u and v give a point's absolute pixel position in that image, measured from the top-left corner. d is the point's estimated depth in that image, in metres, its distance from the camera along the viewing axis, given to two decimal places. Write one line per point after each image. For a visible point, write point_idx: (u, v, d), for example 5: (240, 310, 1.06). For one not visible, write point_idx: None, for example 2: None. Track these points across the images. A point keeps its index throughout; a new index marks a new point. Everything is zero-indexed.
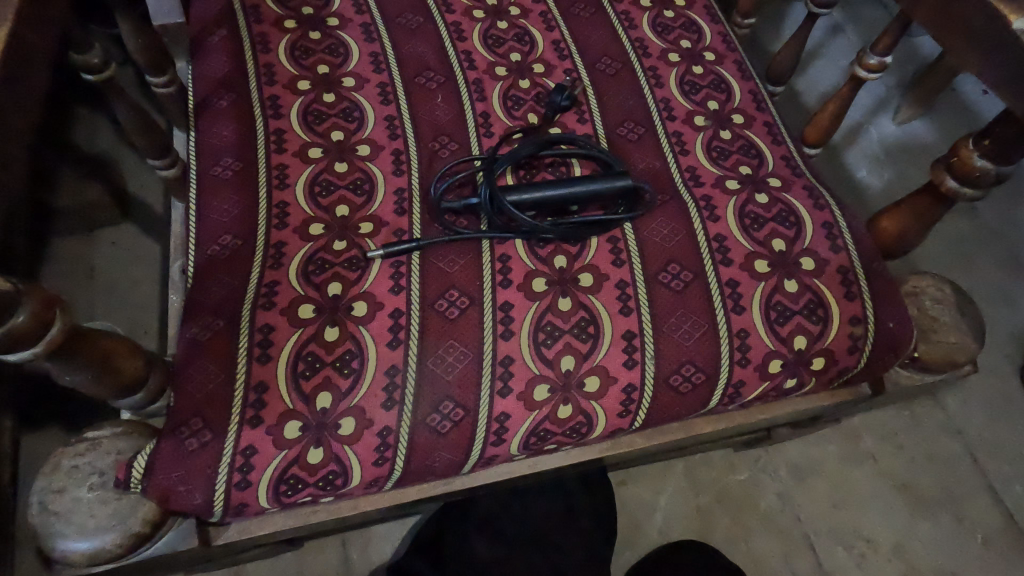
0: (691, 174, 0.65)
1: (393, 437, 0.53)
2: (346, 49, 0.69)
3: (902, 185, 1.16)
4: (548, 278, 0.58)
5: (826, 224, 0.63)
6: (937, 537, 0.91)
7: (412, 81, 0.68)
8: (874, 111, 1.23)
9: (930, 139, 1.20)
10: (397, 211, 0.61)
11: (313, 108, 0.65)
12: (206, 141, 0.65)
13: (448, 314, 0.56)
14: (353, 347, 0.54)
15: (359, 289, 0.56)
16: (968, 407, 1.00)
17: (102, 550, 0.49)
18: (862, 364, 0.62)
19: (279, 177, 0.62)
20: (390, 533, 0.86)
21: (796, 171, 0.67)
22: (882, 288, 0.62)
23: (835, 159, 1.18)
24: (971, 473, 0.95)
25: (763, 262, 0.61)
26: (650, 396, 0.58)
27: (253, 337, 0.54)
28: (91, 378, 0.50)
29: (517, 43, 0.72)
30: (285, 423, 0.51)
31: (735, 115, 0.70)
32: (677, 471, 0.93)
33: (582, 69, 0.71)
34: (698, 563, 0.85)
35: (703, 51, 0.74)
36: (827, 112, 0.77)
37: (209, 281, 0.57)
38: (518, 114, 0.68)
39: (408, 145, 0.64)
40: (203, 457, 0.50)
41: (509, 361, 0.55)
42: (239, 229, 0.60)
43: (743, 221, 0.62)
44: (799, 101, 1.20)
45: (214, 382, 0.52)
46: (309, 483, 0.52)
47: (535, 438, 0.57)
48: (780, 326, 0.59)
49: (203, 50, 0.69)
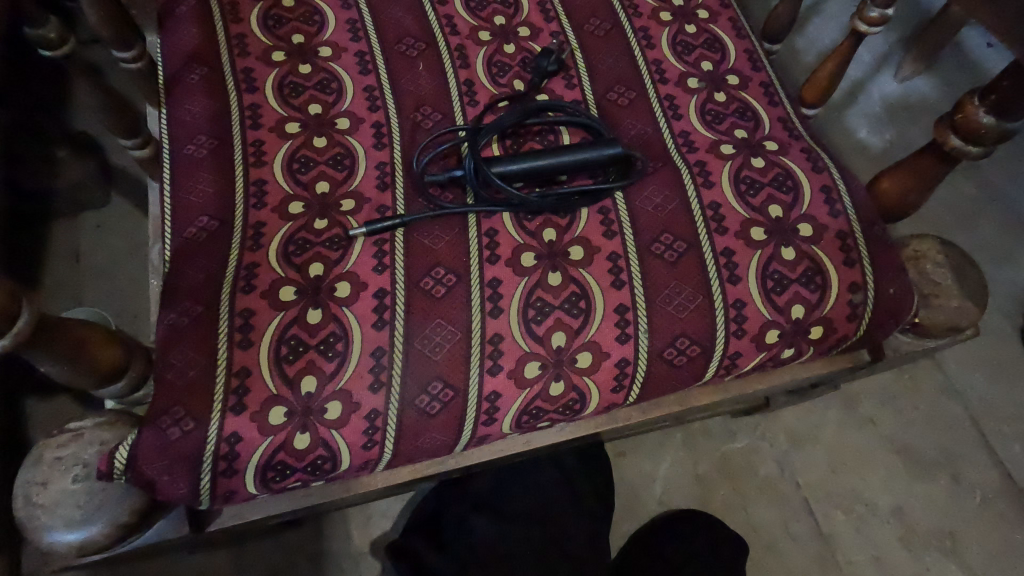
0: (685, 139, 0.63)
1: (381, 420, 0.52)
2: (321, 17, 0.66)
3: (903, 144, 1.13)
4: (537, 252, 0.57)
5: (824, 188, 0.61)
6: (936, 499, 0.91)
7: (392, 49, 0.65)
8: (875, 68, 1.19)
9: (934, 98, 1.17)
10: (379, 185, 0.59)
11: (289, 81, 0.63)
12: (178, 118, 0.62)
13: (435, 293, 0.54)
14: (337, 329, 0.53)
15: (341, 269, 0.55)
16: (968, 369, 0.99)
17: (91, 540, 0.49)
18: (861, 331, 0.60)
19: (256, 154, 0.59)
20: (389, 509, 0.86)
21: (793, 134, 0.64)
22: (882, 252, 0.60)
23: (834, 121, 1.15)
24: (969, 435, 0.95)
25: (760, 229, 0.59)
26: (644, 370, 0.56)
27: (234, 322, 0.52)
28: (67, 369, 0.49)
29: (501, 5, 0.68)
30: (270, 409, 0.50)
31: (730, 76, 0.67)
32: (676, 441, 0.93)
33: (570, 32, 0.68)
34: (698, 533, 0.85)
35: (697, 9, 0.70)
36: (826, 70, 0.74)
37: (187, 265, 0.56)
38: (503, 81, 0.65)
39: (389, 116, 0.62)
40: (186, 446, 0.49)
41: (498, 339, 0.54)
42: (215, 209, 0.57)
43: (738, 188, 0.60)
44: (797, 61, 1.16)
45: (194, 369, 0.51)
46: (297, 469, 0.51)
47: (527, 416, 0.55)
48: (777, 295, 0.57)
49: (172, 21, 0.66)
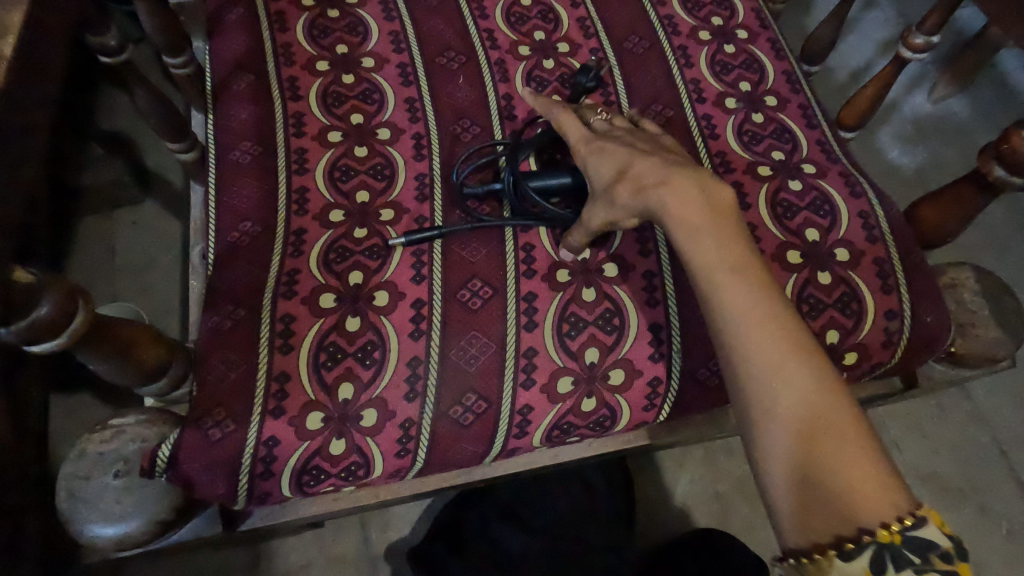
0: (722, 159, 0.63)
1: (415, 429, 0.53)
2: (365, 28, 0.67)
3: (936, 166, 1.12)
4: (572, 268, 0.57)
5: (862, 213, 0.61)
6: (961, 529, 0.90)
7: (433, 61, 0.66)
8: (909, 88, 1.18)
9: (970, 126, 1.15)
10: (418, 197, 0.60)
11: (332, 90, 0.64)
12: (224, 123, 0.63)
13: (471, 304, 0.55)
14: (374, 338, 0.53)
15: (380, 278, 0.55)
16: (996, 397, 0.98)
17: (129, 535, 0.50)
18: (897, 358, 0.60)
19: (299, 162, 0.61)
20: (408, 514, 0.86)
21: (831, 157, 0.64)
22: (919, 280, 0.60)
23: (866, 140, 1.14)
24: (996, 464, 0.94)
25: (795, 252, 0.59)
26: (676, 390, 0.56)
27: (274, 327, 0.53)
28: (115, 367, 0.50)
29: (542, 20, 0.69)
30: (308, 413, 0.51)
31: (768, 97, 0.67)
32: (696, 456, 0.93)
33: (609, 49, 0.68)
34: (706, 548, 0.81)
35: (736, 29, 0.71)
36: (866, 93, 0.73)
37: (230, 268, 0.57)
38: (542, 96, 0.65)
39: (429, 128, 0.63)
40: (225, 447, 0.50)
41: (532, 353, 0.54)
42: (258, 214, 0.59)
43: (775, 210, 0.60)
44: (830, 79, 1.16)
45: (235, 372, 0.52)
46: (331, 474, 0.52)
47: (558, 431, 0.56)
48: (812, 319, 0.57)
49: (220, 29, 0.68)
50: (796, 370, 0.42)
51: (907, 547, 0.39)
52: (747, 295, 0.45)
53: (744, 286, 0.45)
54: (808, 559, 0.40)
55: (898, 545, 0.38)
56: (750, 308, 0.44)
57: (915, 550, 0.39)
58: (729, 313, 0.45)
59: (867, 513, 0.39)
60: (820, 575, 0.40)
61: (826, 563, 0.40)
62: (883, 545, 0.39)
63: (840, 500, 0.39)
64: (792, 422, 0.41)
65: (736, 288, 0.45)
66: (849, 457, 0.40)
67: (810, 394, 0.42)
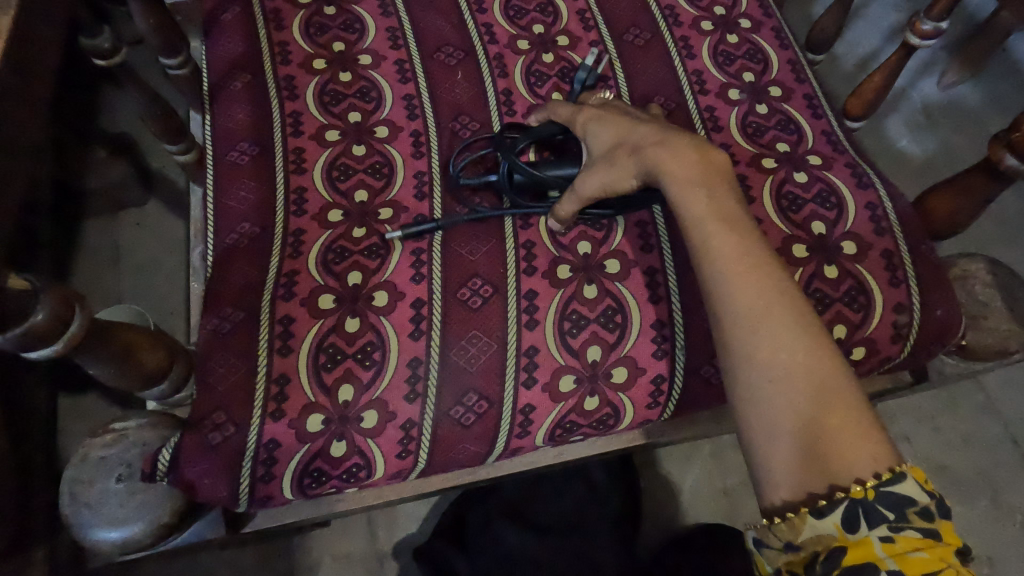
0: (726, 152, 0.62)
1: (416, 430, 0.52)
2: (362, 25, 0.66)
3: (946, 154, 1.10)
4: (573, 265, 0.56)
5: (870, 205, 0.60)
6: (975, 523, 0.89)
7: (431, 57, 0.65)
8: (918, 74, 1.16)
9: (981, 112, 1.13)
10: (417, 195, 0.59)
11: (330, 88, 0.63)
12: (221, 124, 0.63)
13: (471, 303, 0.54)
14: (374, 339, 0.53)
15: (380, 278, 0.55)
16: (1009, 388, 0.96)
17: (132, 539, 0.50)
18: (906, 353, 0.58)
19: (297, 162, 0.60)
20: (415, 512, 0.86)
21: (837, 148, 0.63)
22: (929, 272, 0.59)
23: (874, 129, 1.12)
24: (1010, 456, 0.92)
25: (801, 246, 0.58)
26: (680, 387, 0.56)
27: (274, 329, 0.53)
28: (115, 372, 0.50)
29: (541, 13, 0.68)
30: (308, 416, 0.51)
31: (772, 88, 0.66)
32: (704, 452, 0.92)
33: (610, 41, 0.67)
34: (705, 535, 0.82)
35: (739, 18, 0.69)
36: (873, 81, 0.72)
37: (229, 269, 0.56)
38: (542, 90, 0.65)
39: (427, 125, 0.62)
40: (226, 450, 0.50)
41: (533, 352, 0.54)
42: (257, 215, 0.58)
43: (780, 203, 0.59)
44: (838, 67, 1.14)
45: (235, 375, 0.52)
46: (333, 476, 0.51)
47: (561, 430, 0.55)
48: (818, 314, 0.56)
49: (216, 28, 0.67)
50: (774, 328, 0.42)
51: (880, 503, 0.37)
52: (726, 252, 0.45)
53: (722, 242, 0.45)
54: (783, 518, 0.39)
55: (871, 501, 0.37)
56: (730, 260, 0.44)
57: (890, 508, 0.37)
58: (708, 271, 0.45)
59: (837, 467, 0.38)
60: (794, 534, 0.39)
61: (799, 520, 0.38)
62: (855, 501, 0.37)
63: (811, 455, 0.39)
64: (767, 377, 0.41)
65: (715, 247, 0.45)
66: (823, 412, 0.39)
67: (787, 351, 0.41)
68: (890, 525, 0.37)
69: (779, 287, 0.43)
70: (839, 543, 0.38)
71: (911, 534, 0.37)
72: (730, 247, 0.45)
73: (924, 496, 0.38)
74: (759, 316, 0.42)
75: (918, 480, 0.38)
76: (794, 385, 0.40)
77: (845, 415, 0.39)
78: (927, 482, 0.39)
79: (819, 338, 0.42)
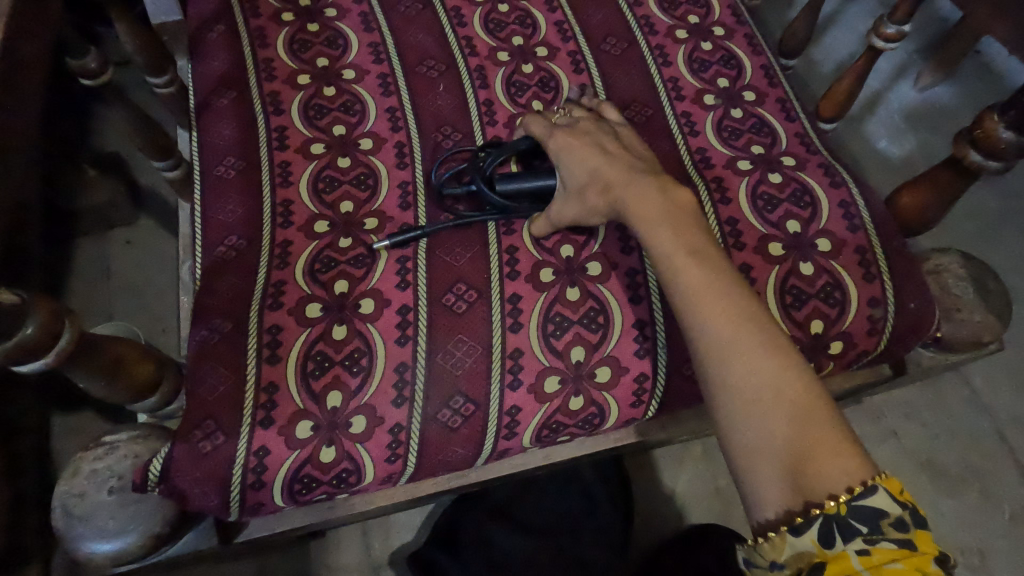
0: (702, 155, 0.64)
1: (404, 434, 0.53)
2: (345, 41, 0.68)
3: (924, 154, 1.13)
4: (555, 268, 0.57)
5: (843, 203, 0.61)
6: (964, 515, 0.90)
7: (413, 70, 0.67)
8: (894, 78, 1.19)
9: (956, 112, 1.16)
10: (401, 205, 0.60)
11: (314, 103, 0.65)
12: (208, 140, 0.64)
13: (456, 308, 0.56)
14: (361, 346, 0.54)
15: (366, 286, 0.56)
16: (993, 382, 0.98)
17: (125, 551, 0.51)
18: (882, 346, 0.60)
19: (283, 175, 0.61)
20: (409, 520, 0.87)
21: (810, 149, 0.65)
22: (902, 267, 0.60)
23: (853, 131, 1.15)
24: (996, 448, 0.94)
25: (777, 244, 0.59)
26: (663, 385, 0.57)
27: (262, 338, 0.54)
28: (104, 385, 0.51)
29: (520, 26, 0.70)
30: (298, 422, 0.51)
31: (746, 92, 0.68)
32: (695, 452, 0.93)
33: (587, 51, 0.69)
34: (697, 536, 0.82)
35: (712, 26, 0.71)
36: (844, 84, 0.74)
37: (217, 282, 0.57)
38: (522, 100, 0.66)
39: (410, 136, 0.63)
40: (216, 459, 0.51)
41: (518, 354, 0.55)
42: (244, 228, 0.59)
43: (756, 204, 0.61)
44: (815, 71, 1.16)
45: (224, 385, 0.52)
46: (323, 481, 0.52)
47: (547, 430, 0.56)
48: (796, 310, 0.58)
49: (202, 47, 0.69)
50: (739, 349, 0.41)
51: (854, 518, 0.37)
52: (687, 272, 0.44)
53: (685, 264, 0.44)
54: (765, 538, 0.39)
55: (844, 516, 0.37)
56: (694, 283, 0.43)
57: (864, 522, 0.37)
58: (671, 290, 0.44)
59: (811, 485, 0.37)
60: (776, 553, 0.39)
61: (779, 539, 0.38)
62: (829, 517, 0.37)
63: (784, 475, 0.38)
64: (737, 399, 0.40)
65: (678, 268, 0.45)
66: (792, 432, 0.38)
67: (754, 372, 0.40)
68: (866, 537, 0.37)
69: (743, 304, 0.43)
70: (818, 558, 0.38)
71: (886, 545, 0.37)
72: (692, 266, 0.44)
73: (897, 506, 0.37)
74: (725, 338, 0.41)
75: (892, 491, 0.37)
76: (763, 407, 0.39)
77: (815, 432, 0.38)
78: (902, 492, 0.38)
79: (788, 354, 0.41)
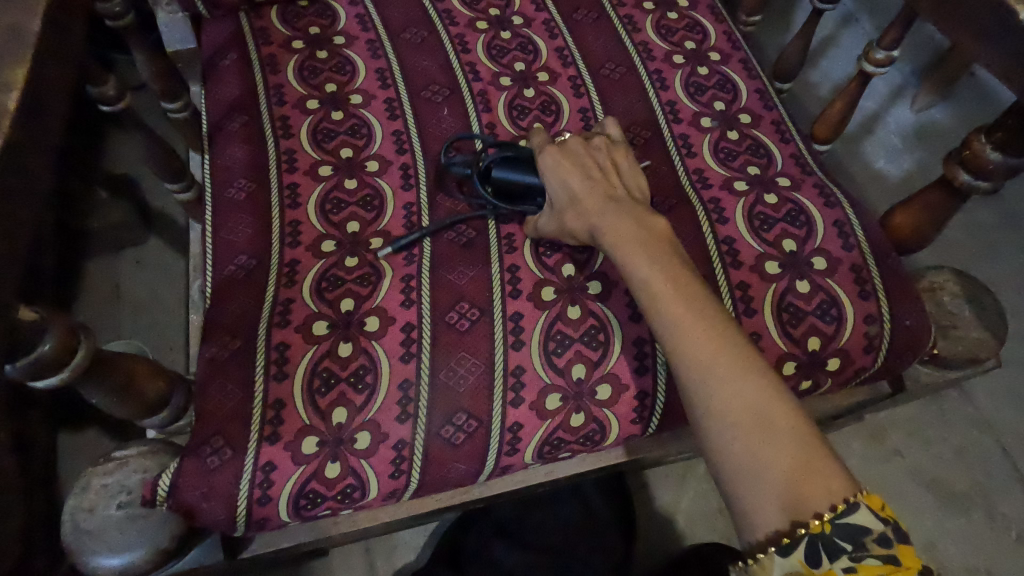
0: (699, 176, 0.65)
1: (408, 450, 0.54)
2: (353, 67, 0.70)
3: (922, 173, 1.14)
4: (557, 286, 0.59)
5: (838, 222, 0.63)
6: (969, 534, 0.89)
7: (419, 95, 0.69)
8: (890, 99, 1.21)
9: (953, 132, 1.18)
10: (406, 225, 0.62)
11: (322, 126, 0.67)
12: (220, 163, 0.66)
13: (459, 326, 0.57)
14: (366, 363, 0.55)
15: (371, 304, 0.57)
16: (996, 399, 0.98)
17: (132, 565, 0.51)
18: (879, 363, 0.61)
19: (292, 196, 0.63)
20: (413, 539, 0.87)
21: (805, 169, 0.66)
22: (897, 285, 0.61)
23: (851, 151, 1.17)
24: (1000, 466, 0.94)
25: (774, 263, 0.60)
26: (663, 402, 0.58)
27: (269, 356, 0.55)
28: (116, 400, 0.52)
29: (522, 52, 0.72)
30: (303, 438, 0.52)
31: (742, 115, 0.69)
32: (698, 470, 0.93)
33: (587, 76, 0.71)
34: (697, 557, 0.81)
35: (708, 51, 0.74)
36: (837, 107, 0.76)
37: (227, 300, 0.59)
38: (524, 123, 0.68)
39: (416, 158, 0.65)
40: (223, 474, 0.52)
41: (520, 372, 0.56)
42: (254, 248, 0.61)
43: (752, 223, 0.62)
44: (812, 92, 1.19)
45: (232, 401, 0.54)
46: (328, 497, 0.53)
47: (549, 447, 0.57)
48: (793, 327, 0.59)
49: (215, 74, 0.71)
50: (723, 376, 0.42)
51: (839, 536, 0.38)
52: (670, 301, 0.45)
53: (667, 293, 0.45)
54: (753, 559, 0.40)
55: (829, 534, 0.38)
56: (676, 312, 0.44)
57: (848, 539, 0.38)
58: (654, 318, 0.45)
59: (797, 508, 0.39)
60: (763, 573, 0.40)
61: (767, 560, 0.39)
62: (815, 536, 0.38)
63: (773, 498, 0.39)
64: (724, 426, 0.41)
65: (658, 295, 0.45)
66: (778, 455, 0.39)
67: (742, 399, 0.41)
68: (850, 554, 0.38)
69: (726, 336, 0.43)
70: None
71: (870, 561, 0.38)
72: (677, 300, 0.45)
73: (879, 522, 0.39)
74: (710, 366, 0.42)
75: (874, 507, 0.39)
76: (751, 437, 0.40)
77: (798, 456, 0.39)
78: (883, 507, 0.40)
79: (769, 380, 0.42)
